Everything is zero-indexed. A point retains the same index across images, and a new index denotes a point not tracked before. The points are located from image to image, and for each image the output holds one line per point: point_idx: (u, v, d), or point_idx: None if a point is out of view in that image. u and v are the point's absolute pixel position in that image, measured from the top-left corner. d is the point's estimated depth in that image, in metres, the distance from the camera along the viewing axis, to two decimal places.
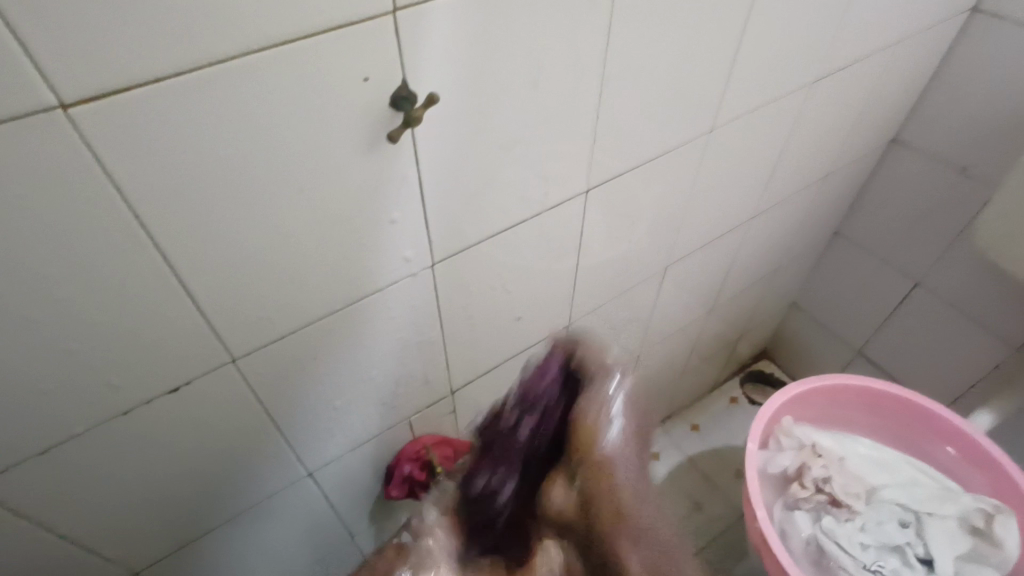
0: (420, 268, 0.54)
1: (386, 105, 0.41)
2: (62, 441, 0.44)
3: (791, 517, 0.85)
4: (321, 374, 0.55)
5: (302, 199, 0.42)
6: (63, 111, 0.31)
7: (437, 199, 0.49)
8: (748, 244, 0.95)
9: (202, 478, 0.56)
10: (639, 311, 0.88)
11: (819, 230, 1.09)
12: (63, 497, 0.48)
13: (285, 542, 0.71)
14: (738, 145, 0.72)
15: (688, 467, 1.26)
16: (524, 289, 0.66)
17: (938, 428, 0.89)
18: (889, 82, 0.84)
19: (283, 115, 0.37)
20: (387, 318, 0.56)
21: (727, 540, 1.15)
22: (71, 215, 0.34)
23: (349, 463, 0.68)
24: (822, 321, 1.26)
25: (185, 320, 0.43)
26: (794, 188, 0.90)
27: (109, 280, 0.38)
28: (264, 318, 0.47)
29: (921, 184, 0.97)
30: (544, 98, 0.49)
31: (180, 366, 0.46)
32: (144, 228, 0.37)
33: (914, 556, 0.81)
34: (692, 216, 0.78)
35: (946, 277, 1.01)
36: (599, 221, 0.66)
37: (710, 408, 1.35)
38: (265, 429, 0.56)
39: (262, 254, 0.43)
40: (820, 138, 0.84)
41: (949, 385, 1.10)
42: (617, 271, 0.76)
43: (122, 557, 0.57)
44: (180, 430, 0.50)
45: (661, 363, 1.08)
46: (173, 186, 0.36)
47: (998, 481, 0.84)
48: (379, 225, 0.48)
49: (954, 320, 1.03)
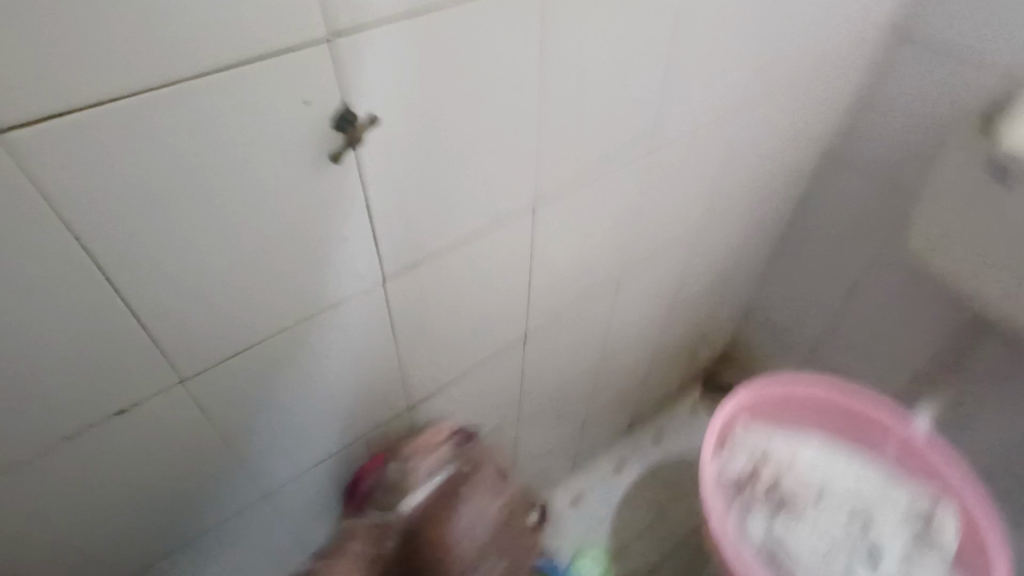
0: (372, 285, 0.55)
1: (328, 128, 0.42)
2: (4, 469, 0.44)
3: (745, 521, 0.88)
4: (274, 393, 0.55)
5: (249, 221, 0.43)
6: (1, 135, 0.31)
7: (384, 217, 0.50)
8: (698, 254, 0.98)
9: (153, 504, 0.55)
10: (595, 322, 0.90)
11: (766, 239, 1.13)
12: (4, 529, 0.47)
13: (242, 567, 0.70)
14: (680, 159, 0.75)
15: (651, 476, 1.28)
16: (479, 303, 0.68)
17: (881, 427, 0.93)
18: (821, 97, 0.89)
19: (226, 138, 0.38)
20: (341, 335, 0.56)
21: (692, 545, 1.17)
22: (10, 241, 0.35)
23: (307, 482, 0.68)
24: (774, 328, 1.30)
25: (131, 342, 0.43)
26: (738, 199, 0.94)
27: (50, 304, 0.38)
28: (215, 338, 0.47)
29: (859, 193, 1.02)
30: (485, 117, 0.51)
31: (126, 390, 0.46)
32: (87, 250, 0.37)
33: (858, 552, 0.86)
34: (641, 229, 0.81)
35: (884, 281, 1.06)
36: (549, 235, 0.68)
37: (672, 415, 1.38)
38: (219, 451, 0.56)
39: (209, 275, 0.44)
40: (760, 154, 0.88)
41: (892, 385, 1.15)
42: (571, 283, 0.78)
43: None
44: (127, 456, 0.49)
45: (620, 372, 1.10)
46: (114, 208, 0.37)
47: (936, 476, 0.89)
48: (330, 243, 0.48)
49: (893, 322, 1.09)
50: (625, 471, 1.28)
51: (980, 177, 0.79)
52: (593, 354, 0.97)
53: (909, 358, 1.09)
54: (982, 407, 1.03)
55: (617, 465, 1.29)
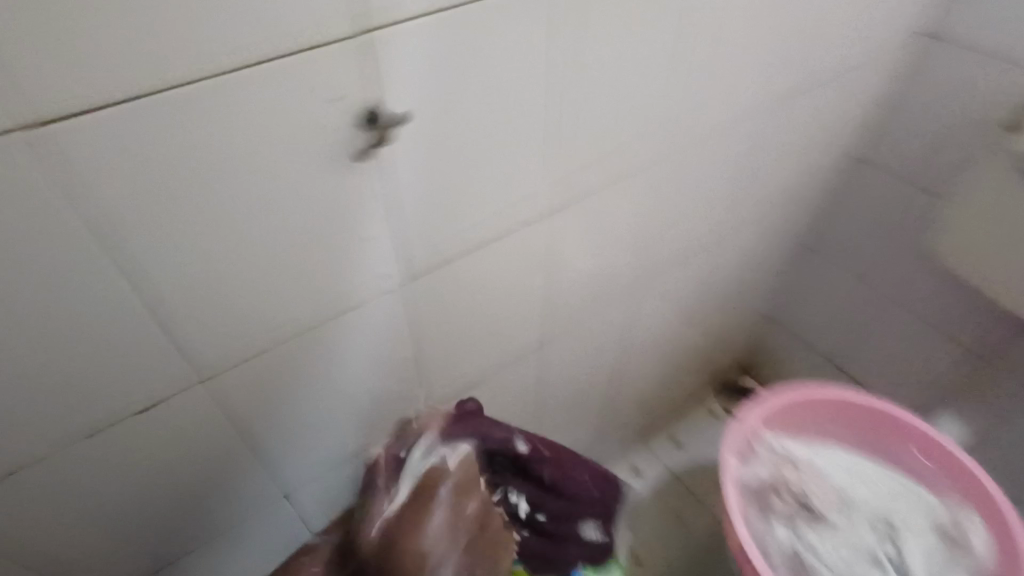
0: (395, 285, 0.54)
1: (356, 125, 0.42)
2: (31, 463, 0.44)
3: (770, 529, 0.85)
4: (296, 392, 0.55)
5: (277, 219, 0.43)
6: (36, 128, 0.31)
7: (409, 217, 0.50)
8: (722, 257, 0.96)
9: (173, 503, 0.55)
10: (616, 326, 0.89)
11: (791, 243, 1.11)
12: (27, 525, 0.47)
13: (258, 567, 0.70)
14: (704, 161, 0.74)
15: (669, 483, 1.26)
16: (501, 305, 0.67)
17: (907, 434, 0.92)
18: (851, 99, 0.87)
19: (256, 135, 0.38)
20: (364, 334, 0.56)
21: (710, 555, 1.15)
22: (44, 234, 0.35)
23: (325, 483, 0.68)
24: (798, 334, 1.28)
25: (157, 338, 0.43)
26: (763, 202, 0.92)
27: (79, 300, 0.39)
28: (237, 337, 0.47)
29: (889, 196, 1.00)
30: (513, 116, 0.50)
31: (152, 386, 0.46)
32: (114, 246, 0.37)
33: (890, 563, 0.82)
34: (664, 232, 0.80)
35: (912, 288, 1.04)
36: (572, 237, 0.67)
37: (692, 422, 1.36)
38: (239, 449, 0.56)
39: (233, 274, 0.43)
40: (785, 158, 0.87)
41: (920, 393, 1.12)
42: (594, 286, 0.77)
43: None
44: (150, 452, 0.50)
45: (640, 378, 1.09)
46: (145, 205, 0.37)
47: (967, 486, 0.86)
48: (357, 242, 0.48)
49: (921, 330, 1.06)
50: (642, 478, 1.26)
51: (1016, 182, 0.77)
52: (613, 359, 0.96)
53: (939, 367, 1.06)
54: (1014, 419, 1.00)
55: (635, 471, 1.27)
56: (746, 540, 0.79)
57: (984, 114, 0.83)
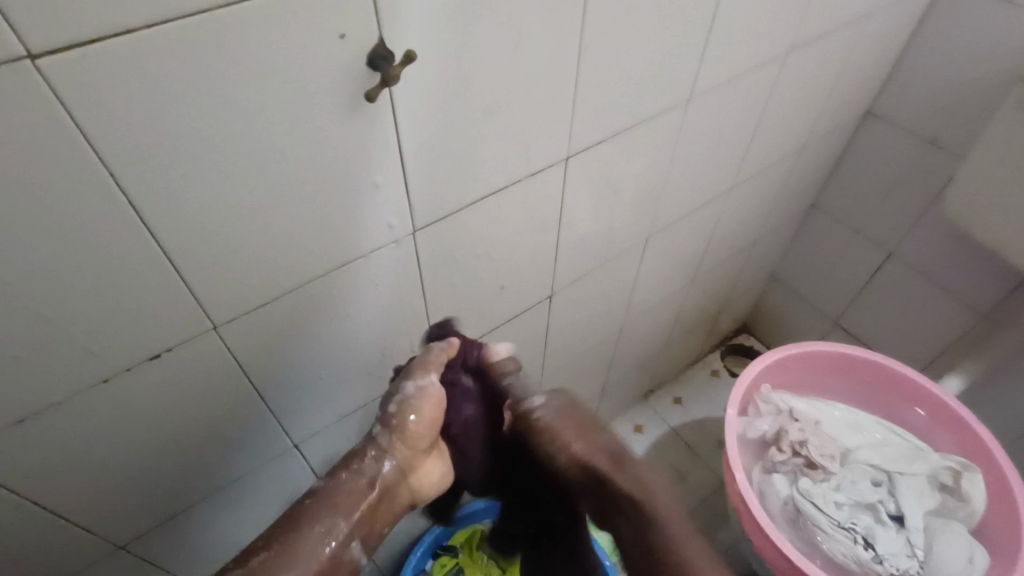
0: (403, 236, 0.54)
1: (362, 65, 0.41)
2: (44, 409, 0.44)
3: (769, 479, 0.88)
4: (303, 343, 0.55)
5: (283, 165, 0.42)
6: (32, 62, 0.30)
7: (416, 165, 0.49)
8: (727, 214, 0.96)
9: (184, 451, 0.56)
10: (620, 282, 0.89)
11: (796, 201, 1.10)
12: (42, 472, 0.48)
13: (268, 515, 0.72)
14: (713, 112, 0.72)
15: (670, 439, 1.28)
16: (507, 258, 0.67)
17: (908, 389, 0.92)
18: (862, 51, 0.85)
19: (260, 73, 0.37)
20: (371, 285, 0.56)
21: (709, 508, 1.18)
22: (49, 177, 0.34)
23: (334, 434, 0.69)
24: (800, 293, 1.28)
25: (164, 285, 0.43)
26: (770, 158, 0.91)
27: (86, 245, 0.38)
28: (247, 285, 0.47)
29: (898, 152, 0.98)
30: (521, 60, 0.49)
31: (161, 335, 0.46)
32: (117, 188, 0.37)
33: (887, 513, 0.83)
34: (672, 188, 0.79)
35: (916, 245, 1.04)
36: (579, 190, 0.66)
37: (693, 380, 1.37)
38: (249, 399, 0.56)
39: (241, 220, 0.43)
40: (795, 113, 0.85)
41: (920, 349, 1.13)
42: (599, 242, 0.77)
43: (97, 537, 0.57)
44: (160, 401, 0.50)
45: (642, 336, 1.10)
46: (148, 146, 0.36)
47: (965, 439, 0.88)
48: (364, 190, 0.48)
49: (924, 288, 1.06)
50: (643, 435, 1.28)
51: None
52: (617, 316, 0.97)
53: (940, 324, 1.07)
54: (1012, 374, 1.01)
55: (636, 428, 1.29)
56: (745, 490, 0.81)
57: (998, 65, 0.82)
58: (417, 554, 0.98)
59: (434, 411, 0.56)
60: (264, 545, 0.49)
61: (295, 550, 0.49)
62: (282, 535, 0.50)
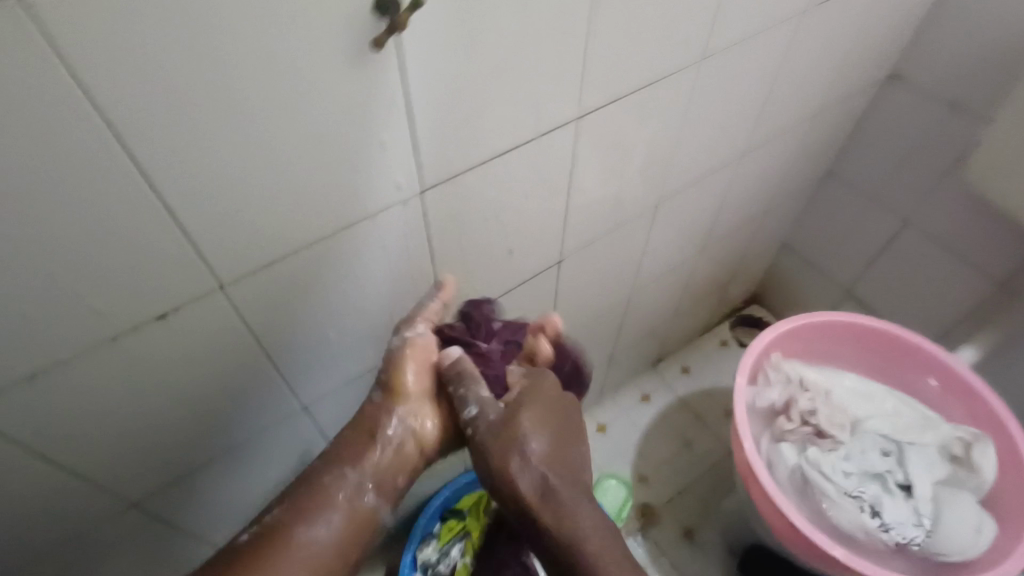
0: (410, 196, 0.53)
1: (368, 11, 0.39)
2: (52, 368, 0.44)
3: (777, 448, 0.88)
4: (309, 305, 0.55)
5: (288, 119, 0.41)
6: (20, 3, 0.28)
7: (424, 121, 0.48)
8: (741, 180, 0.93)
9: (192, 412, 0.56)
10: (630, 249, 0.88)
11: (812, 167, 1.07)
12: (51, 431, 0.48)
13: (277, 477, 0.72)
14: (729, 71, 0.70)
15: (677, 408, 1.29)
16: (516, 221, 0.65)
17: (921, 360, 0.91)
18: (887, 8, 0.81)
19: (261, 18, 0.35)
20: (378, 246, 0.55)
21: (715, 476, 1.19)
22: (46, 128, 0.33)
23: (342, 397, 0.69)
24: (812, 262, 1.26)
25: (167, 243, 0.42)
26: (787, 122, 0.88)
27: (87, 201, 0.37)
28: (251, 246, 0.46)
29: (920, 117, 0.95)
30: (533, 9, 0.46)
31: (166, 294, 0.45)
32: (116, 142, 0.36)
33: (895, 482, 0.83)
34: (686, 152, 0.77)
35: (935, 214, 1.01)
36: (590, 152, 0.64)
37: (701, 350, 1.36)
38: (256, 361, 0.56)
39: (245, 176, 0.42)
40: (813, 75, 0.83)
41: (935, 320, 1.12)
42: (609, 206, 0.75)
43: (109, 496, 0.57)
44: (167, 362, 0.50)
45: (651, 305, 1.09)
46: (147, 96, 0.35)
47: (978, 409, 0.87)
48: (371, 147, 0.46)
49: (941, 257, 1.04)
50: (650, 404, 1.28)
51: None
52: (627, 284, 0.95)
53: (955, 294, 1.05)
54: None
55: (643, 397, 1.29)
56: (753, 456, 0.81)
57: None
58: (425, 519, 0.99)
59: (418, 361, 0.61)
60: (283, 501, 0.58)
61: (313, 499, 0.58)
62: (298, 491, 0.59)
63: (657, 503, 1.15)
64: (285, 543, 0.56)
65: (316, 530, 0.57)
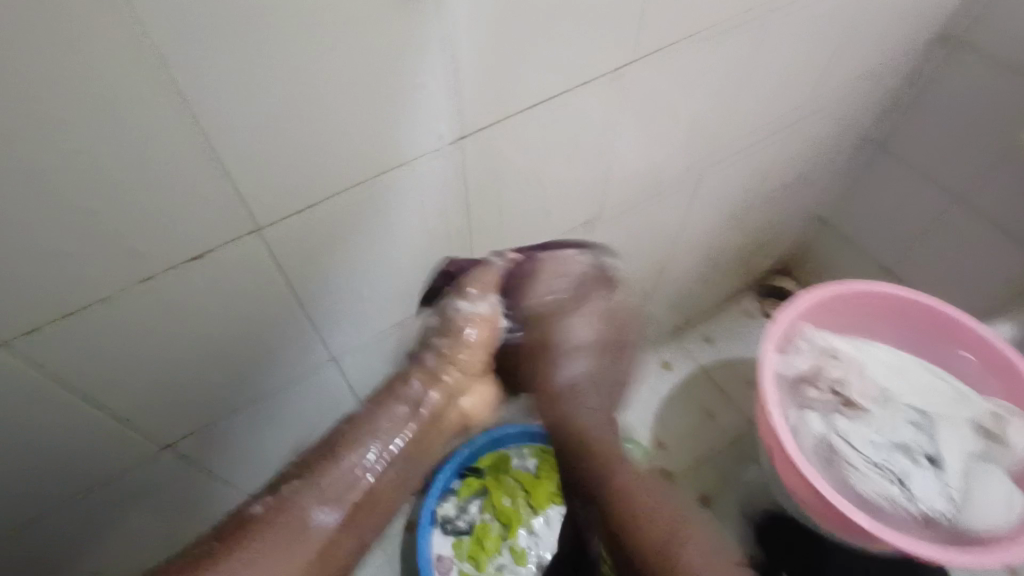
0: (451, 144, 0.51)
1: None
2: (91, 304, 0.44)
3: (805, 417, 0.87)
4: (344, 255, 0.54)
5: (335, 55, 0.39)
6: None
7: (470, 63, 0.46)
8: (787, 146, 0.90)
9: (225, 357, 0.56)
10: (667, 216, 0.85)
11: (858, 134, 1.03)
12: (86, 368, 0.48)
13: (304, 428, 0.73)
14: (789, 28, 0.66)
15: (700, 378, 1.28)
16: (555, 179, 0.63)
17: (957, 334, 0.89)
18: None
19: None
20: (416, 197, 0.54)
21: (736, 447, 1.18)
22: (95, 47, 0.32)
23: (371, 352, 0.69)
24: (849, 236, 1.23)
25: (206, 181, 0.42)
26: (840, 86, 0.84)
27: (126, 130, 0.36)
28: (290, 188, 0.45)
29: (981, 83, 0.90)
30: None
31: (202, 236, 0.45)
32: (158, 67, 0.35)
33: (923, 455, 0.83)
34: (733, 115, 0.74)
35: (986, 187, 0.97)
36: (637, 109, 0.62)
37: (728, 322, 1.34)
38: (290, 309, 0.56)
39: (288, 114, 0.41)
40: (873, 37, 0.79)
41: (976, 300, 1.08)
42: (650, 169, 0.73)
43: (143, 436, 0.58)
44: (202, 305, 0.49)
45: (681, 272, 1.06)
46: (198, 21, 0.34)
47: (1015, 386, 0.85)
48: (414, 88, 0.45)
49: (987, 233, 1.00)
50: (673, 372, 1.27)
51: None
52: (659, 250, 0.93)
53: (998, 273, 1.02)
54: None
55: (666, 366, 1.28)
56: (781, 425, 0.80)
57: None
58: (444, 474, 1.00)
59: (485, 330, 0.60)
60: (298, 471, 0.52)
61: (326, 475, 0.51)
62: (317, 462, 0.52)
63: (676, 471, 1.15)
64: (289, 523, 0.49)
65: (323, 514, 0.50)
